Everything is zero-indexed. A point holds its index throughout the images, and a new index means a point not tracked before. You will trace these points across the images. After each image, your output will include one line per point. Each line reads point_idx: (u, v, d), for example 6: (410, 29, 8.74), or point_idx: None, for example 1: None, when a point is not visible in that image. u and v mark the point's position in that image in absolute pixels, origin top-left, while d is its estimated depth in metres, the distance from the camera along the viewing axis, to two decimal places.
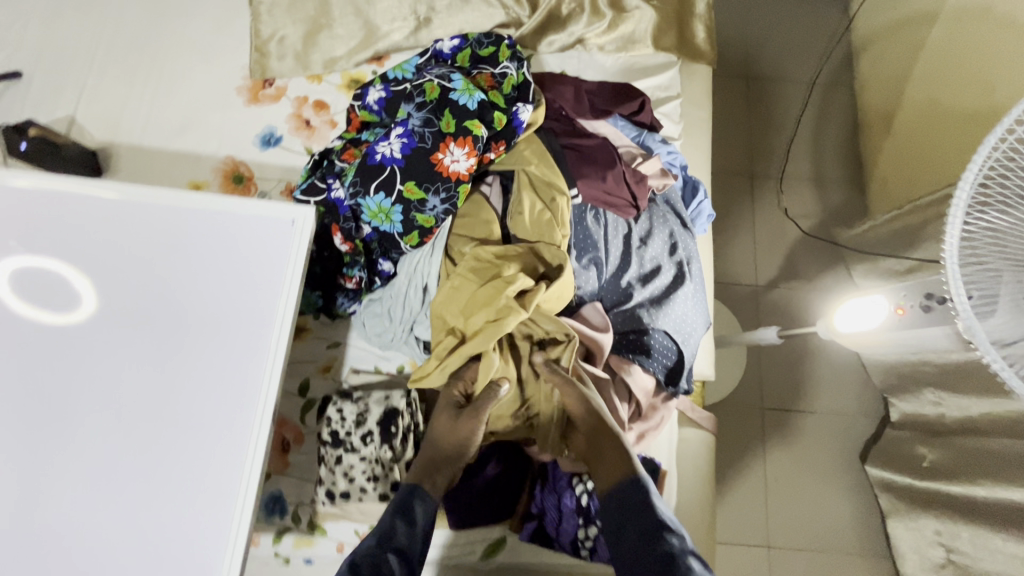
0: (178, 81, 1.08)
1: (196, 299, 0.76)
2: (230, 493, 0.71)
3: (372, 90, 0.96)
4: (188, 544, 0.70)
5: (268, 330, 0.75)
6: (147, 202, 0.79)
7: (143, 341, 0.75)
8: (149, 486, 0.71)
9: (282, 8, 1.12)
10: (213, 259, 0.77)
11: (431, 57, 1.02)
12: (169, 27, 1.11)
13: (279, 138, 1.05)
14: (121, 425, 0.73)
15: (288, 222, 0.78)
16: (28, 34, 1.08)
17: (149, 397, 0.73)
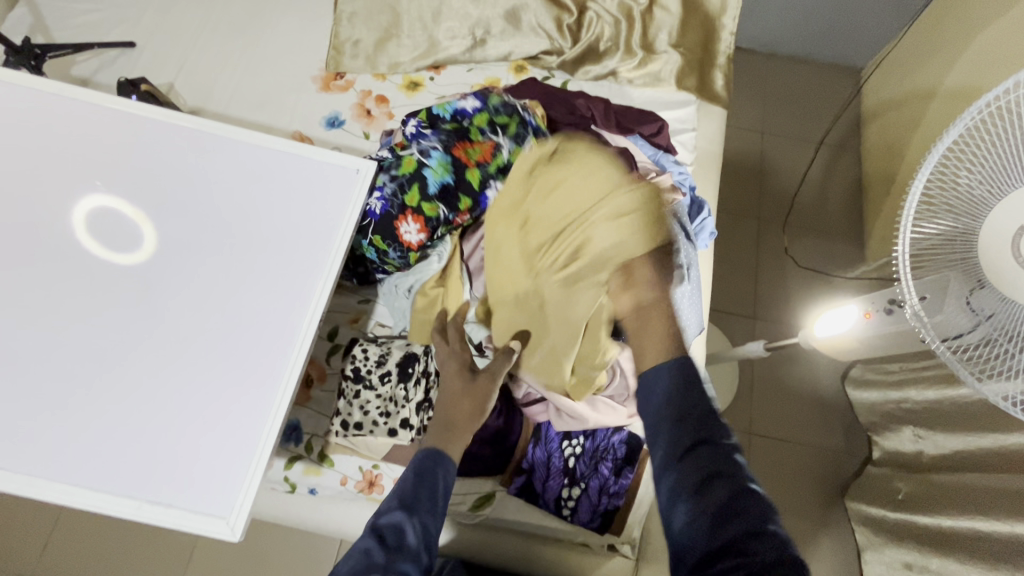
0: (264, 65, 1.25)
1: (267, 222, 0.88)
2: (272, 388, 0.80)
3: (410, 121, 1.01)
4: (227, 428, 0.77)
5: (324, 256, 0.87)
6: (234, 141, 0.93)
7: (219, 252, 0.86)
8: (202, 373, 0.80)
9: (361, 17, 1.30)
10: (285, 192, 0.90)
11: (452, 111, 1.04)
12: (263, 21, 1.30)
13: (342, 121, 1.21)
14: (184, 317, 0.83)
15: (354, 170, 0.91)
16: (147, 12, 1.27)
17: (211, 297, 0.84)
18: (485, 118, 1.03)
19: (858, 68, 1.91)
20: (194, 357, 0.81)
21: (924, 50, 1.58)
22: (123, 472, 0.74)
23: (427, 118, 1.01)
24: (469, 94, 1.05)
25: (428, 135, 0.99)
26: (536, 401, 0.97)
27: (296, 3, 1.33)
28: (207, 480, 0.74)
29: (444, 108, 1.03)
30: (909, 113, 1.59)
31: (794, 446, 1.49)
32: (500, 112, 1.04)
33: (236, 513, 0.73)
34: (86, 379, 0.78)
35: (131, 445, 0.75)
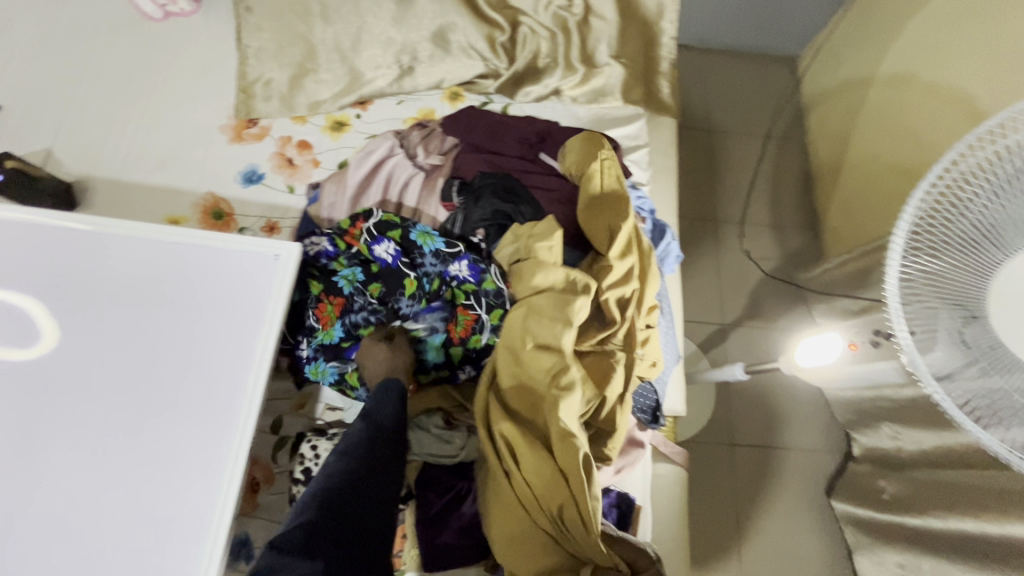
0: (161, 117, 1.09)
1: (175, 330, 0.75)
2: (202, 535, 0.68)
3: (384, 245, 0.86)
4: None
5: (248, 363, 0.74)
6: (126, 235, 0.79)
7: (120, 373, 0.73)
8: (118, 529, 0.67)
9: (270, 52, 1.16)
10: (194, 293, 0.76)
11: (447, 255, 0.87)
12: (155, 66, 1.13)
13: (261, 175, 1.07)
14: (83, 457, 0.70)
15: (273, 256, 0.78)
16: (11, 67, 1.09)
17: (116, 429, 0.71)
18: (474, 290, 0.86)
19: (793, 56, 1.91)
20: (107, 505, 0.68)
21: (858, 37, 1.57)
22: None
23: (407, 247, 0.87)
24: (459, 256, 0.87)
25: (428, 308, 0.87)
26: None
27: (191, 41, 1.17)
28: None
29: (430, 245, 0.87)
30: (849, 99, 1.59)
31: (777, 452, 1.47)
32: (494, 296, 0.86)
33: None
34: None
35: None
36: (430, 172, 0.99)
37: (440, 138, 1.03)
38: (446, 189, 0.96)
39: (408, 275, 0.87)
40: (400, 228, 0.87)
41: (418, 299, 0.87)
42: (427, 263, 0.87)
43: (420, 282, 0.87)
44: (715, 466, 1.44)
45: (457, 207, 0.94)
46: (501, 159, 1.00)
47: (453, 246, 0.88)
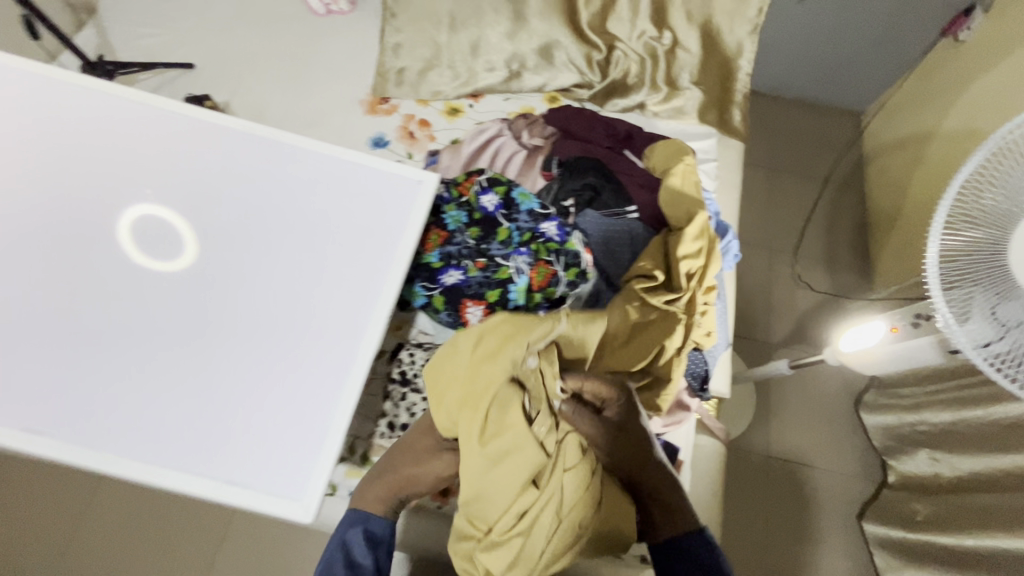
0: (314, 88, 1.33)
1: (336, 225, 0.94)
2: (337, 380, 0.85)
3: (491, 196, 0.96)
4: (298, 415, 0.83)
5: (389, 260, 0.92)
6: (307, 148, 0.99)
7: (292, 251, 0.93)
8: (276, 362, 0.86)
9: (407, 48, 1.40)
10: (354, 200, 0.96)
11: (541, 214, 0.97)
12: (314, 47, 1.38)
13: (387, 142, 1.28)
14: (259, 309, 0.89)
15: (416, 180, 0.97)
16: (206, 36, 1.36)
17: (286, 292, 0.90)
18: (557, 248, 0.97)
19: (858, 112, 2.04)
20: (274, 346, 0.87)
21: (922, 96, 1.69)
22: (205, 449, 0.79)
23: (507, 201, 0.96)
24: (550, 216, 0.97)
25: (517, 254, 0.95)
26: None
27: (344, 32, 1.42)
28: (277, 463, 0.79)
29: (526, 203, 0.97)
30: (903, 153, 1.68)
31: (811, 470, 1.51)
32: (572, 257, 0.97)
33: (302, 493, 0.78)
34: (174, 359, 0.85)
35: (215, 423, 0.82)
36: (531, 151, 1.16)
37: (542, 126, 1.20)
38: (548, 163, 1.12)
39: (504, 224, 0.95)
40: (508, 185, 0.97)
41: (507, 244, 0.95)
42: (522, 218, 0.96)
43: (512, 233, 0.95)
44: (749, 474, 1.50)
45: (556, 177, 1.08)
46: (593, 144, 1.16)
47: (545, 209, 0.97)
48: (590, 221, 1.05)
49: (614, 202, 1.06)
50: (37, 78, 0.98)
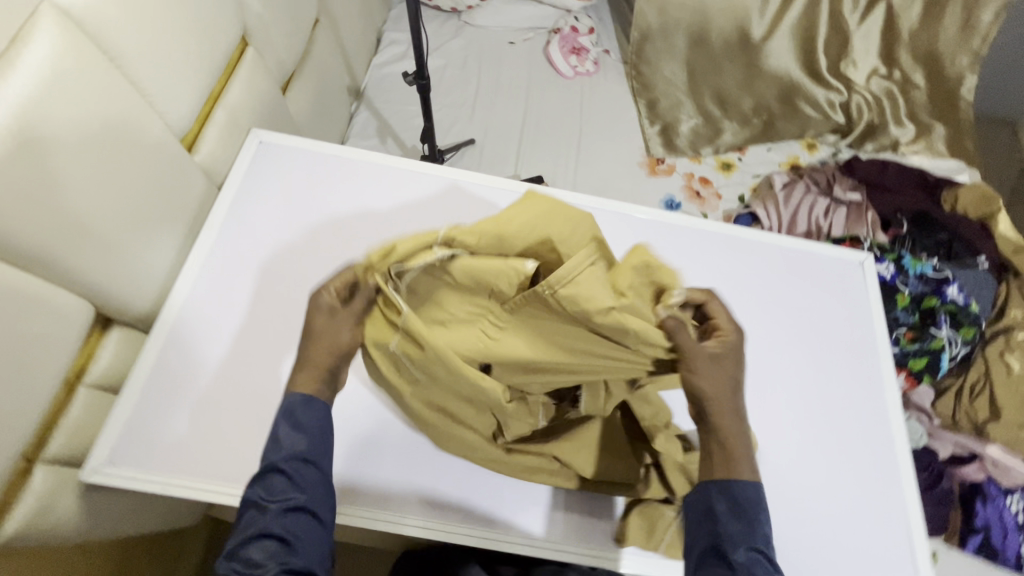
0: (594, 154, 1.34)
1: (793, 312, 0.85)
2: (894, 481, 0.75)
3: (887, 265, 0.99)
4: (867, 517, 0.73)
5: (873, 360, 0.83)
6: (710, 232, 0.90)
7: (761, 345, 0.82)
8: (833, 463, 0.75)
9: (662, 106, 1.43)
10: (794, 283, 0.87)
11: (939, 279, 0.99)
12: (576, 113, 1.40)
13: (679, 203, 1.29)
14: (756, 408, 0.77)
15: (856, 263, 0.89)
16: (476, 111, 1.37)
17: (772, 389, 0.79)
18: (963, 311, 0.97)
19: None
20: (793, 450, 0.75)
21: None
22: (793, 560, 0.69)
23: (900, 268, 1.00)
24: (949, 280, 0.98)
25: (937, 321, 0.95)
26: (964, 460, 1.02)
27: (598, 95, 1.44)
28: (864, 570, 0.70)
29: (919, 267, 1.00)
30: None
31: None
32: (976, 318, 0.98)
33: None
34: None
35: (787, 537, 0.70)
36: (853, 206, 1.18)
37: (847, 180, 1.23)
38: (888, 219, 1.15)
39: (904, 291, 0.98)
40: (893, 253, 1.02)
41: (913, 312, 0.96)
42: (922, 284, 0.99)
43: (911, 297, 0.98)
44: None
45: (904, 234, 1.13)
46: (910, 196, 1.19)
47: (939, 272, 0.99)
48: (965, 274, 1.06)
49: (966, 253, 1.10)
50: (437, 181, 0.87)
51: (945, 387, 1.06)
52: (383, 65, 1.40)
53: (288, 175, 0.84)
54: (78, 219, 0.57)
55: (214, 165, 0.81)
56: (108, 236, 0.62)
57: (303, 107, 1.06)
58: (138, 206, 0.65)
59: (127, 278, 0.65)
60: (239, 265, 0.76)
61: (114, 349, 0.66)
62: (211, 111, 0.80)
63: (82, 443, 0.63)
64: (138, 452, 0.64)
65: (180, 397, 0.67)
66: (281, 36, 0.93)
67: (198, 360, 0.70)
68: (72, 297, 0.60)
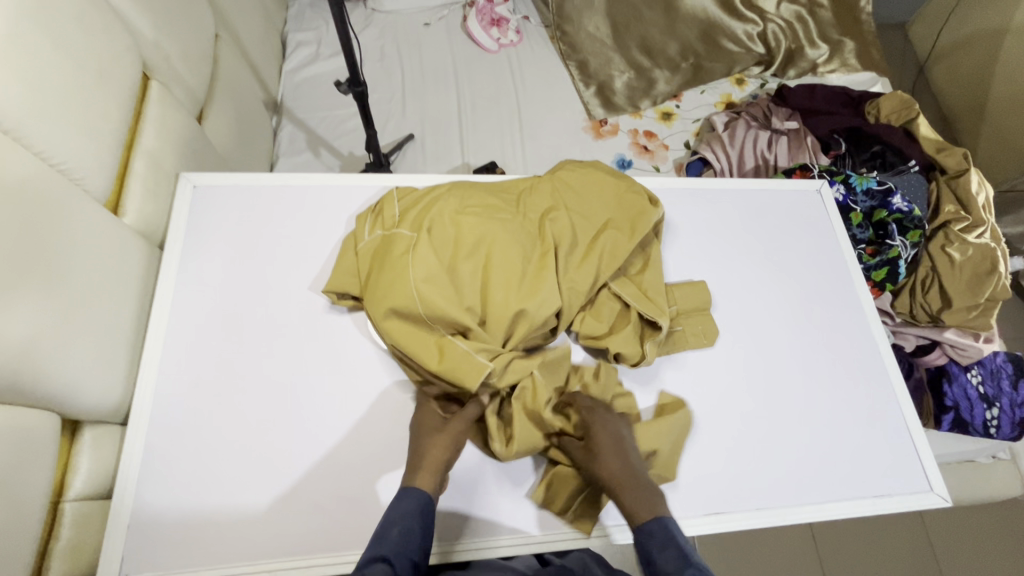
0: (537, 126, 1.31)
1: (768, 248, 0.86)
2: (890, 384, 0.79)
3: (839, 187, 1.04)
4: (872, 428, 0.76)
5: (847, 278, 0.86)
6: (680, 187, 0.89)
7: (746, 288, 0.83)
8: (838, 383, 0.78)
9: (593, 66, 1.41)
10: (764, 219, 0.88)
11: (884, 190, 1.05)
12: (511, 87, 1.36)
13: (630, 161, 1.29)
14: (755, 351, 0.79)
15: (813, 191, 0.92)
16: (408, 103, 1.30)
17: (764, 328, 0.80)
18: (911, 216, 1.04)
19: None
20: (794, 381, 0.77)
21: None
22: (816, 485, 0.72)
23: (849, 187, 1.05)
24: (894, 190, 1.04)
25: (890, 230, 1.02)
26: (926, 350, 1.13)
27: (528, 65, 1.40)
28: (878, 478, 0.73)
29: (865, 183, 1.05)
30: (980, 58, 1.60)
31: None
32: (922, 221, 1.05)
33: (912, 485, 0.73)
34: (751, 430, 0.73)
35: (815, 468, 0.72)
36: (792, 135, 1.23)
37: (782, 110, 1.28)
38: (827, 141, 1.22)
39: (856, 208, 1.04)
40: (841, 174, 1.07)
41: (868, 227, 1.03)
42: (870, 199, 1.04)
43: (863, 214, 1.04)
44: None
45: (843, 152, 1.21)
46: (840, 115, 1.25)
47: (883, 185, 1.05)
48: (901, 179, 1.14)
49: (898, 160, 1.17)
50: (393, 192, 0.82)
51: (900, 285, 1.14)
52: (295, 71, 1.30)
53: (234, 218, 0.77)
54: (13, 322, 0.50)
55: (147, 223, 0.72)
56: (48, 333, 0.54)
57: (225, 134, 0.96)
58: (75, 290, 0.58)
59: (85, 374, 0.58)
60: (206, 327, 0.70)
61: (91, 453, 0.59)
62: (129, 161, 0.70)
63: (86, 561, 0.57)
64: (152, 554, 0.59)
65: (182, 482, 0.62)
66: (185, 61, 0.83)
67: (188, 438, 0.64)
68: (30, 411, 0.52)
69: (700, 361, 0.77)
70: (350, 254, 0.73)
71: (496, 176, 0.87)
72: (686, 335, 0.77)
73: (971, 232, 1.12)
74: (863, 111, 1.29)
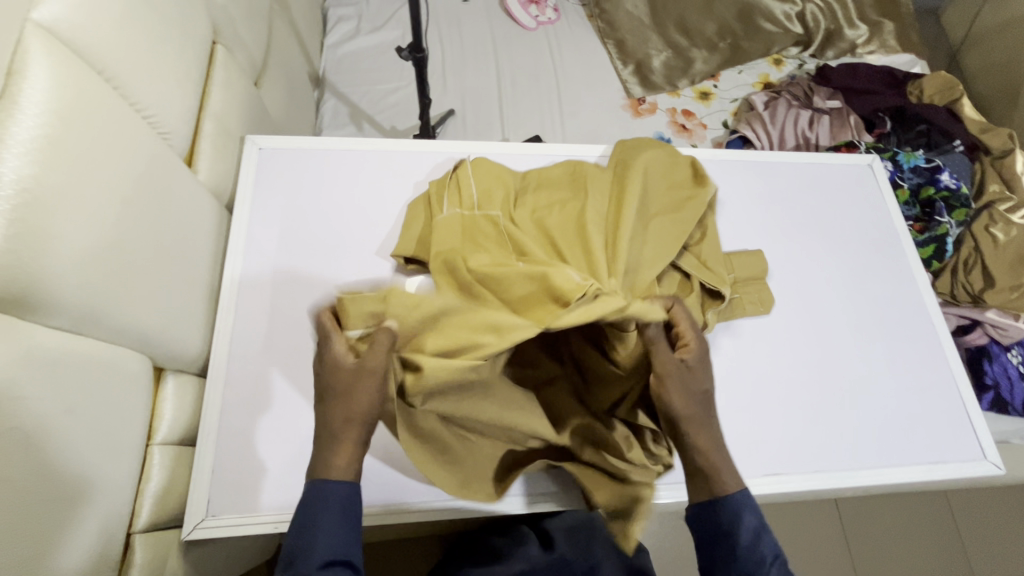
0: (576, 104, 1.31)
1: (822, 221, 0.86)
2: (944, 356, 0.79)
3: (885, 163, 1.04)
4: (925, 396, 0.77)
5: (900, 252, 0.86)
6: (732, 158, 0.89)
7: (799, 259, 0.83)
8: (892, 354, 0.79)
9: (631, 44, 1.40)
10: (816, 193, 0.88)
11: (931, 169, 1.05)
12: (549, 64, 1.36)
13: (669, 139, 1.29)
14: (810, 321, 0.79)
15: (865, 165, 0.92)
16: (447, 79, 1.30)
17: (817, 299, 0.81)
18: (959, 194, 1.03)
19: None
20: (849, 351, 0.78)
21: None
22: (871, 451, 0.72)
23: (897, 165, 1.05)
24: (941, 168, 1.04)
25: (939, 208, 1.02)
26: (967, 329, 1.13)
27: (565, 43, 1.40)
28: (933, 446, 0.74)
29: (912, 161, 1.05)
30: (1019, 42, 1.58)
31: None
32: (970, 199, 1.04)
33: (967, 453, 0.74)
34: (806, 397, 0.74)
35: (870, 435, 0.73)
36: (833, 115, 1.22)
37: (824, 89, 1.27)
38: (870, 120, 1.22)
39: (903, 186, 1.04)
40: (888, 152, 1.07)
41: (915, 204, 1.03)
42: (919, 177, 1.04)
43: (910, 191, 1.04)
44: None
45: (887, 131, 1.20)
46: (883, 94, 1.24)
47: (930, 163, 1.05)
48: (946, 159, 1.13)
49: (943, 140, 1.16)
50: (450, 159, 0.83)
51: (942, 266, 1.14)
52: (336, 45, 1.30)
53: (299, 182, 0.78)
54: (112, 265, 0.51)
55: (216, 182, 0.73)
56: (140, 278, 0.55)
57: (278, 104, 0.98)
58: (159, 240, 0.59)
59: (168, 322, 0.60)
60: (276, 285, 0.72)
61: (176, 402, 0.61)
62: (200, 121, 0.71)
63: (172, 502, 0.59)
64: (234, 499, 0.61)
65: (257, 433, 0.64)
66: (246, 28, 0.84)
67: (261, 390, 0.66)
68: (124, 352, 0.54)
69: (755, 330, 0.77)
70: (420, 221, 0.74)
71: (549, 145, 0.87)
72: (743, 304, 0.77)
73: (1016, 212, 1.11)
74: (906, 91, 1.29)
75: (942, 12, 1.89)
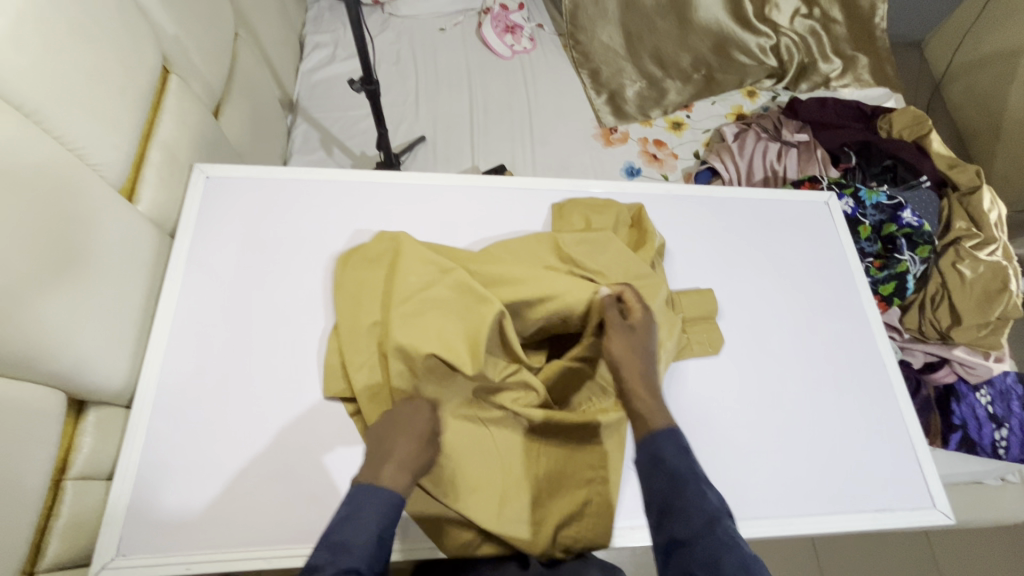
0: (549, 133, 1.32)
1: (773, 258, 0.86)
2: (894, 398, 0.78)
3: (847, 199, 1.04)
4: (873, 441, 0.75)
5: (853, 291, 0.85)
6: (686, 193, 0.89)
7: (749, 296, 0.82)
8: (841, 394, 0.77)
9: (604, 75, 1.42)
10: (769, 230, 0.88)
11: (893, 206, 1.05)
12: (522, 93, 1.37)
13: (639, 169, 1.30)
14: (756, 359, 0.78)
15: (822, 202, 0.92)
16: (420, 106, 1.32)
17: (764, 338, 0.80)
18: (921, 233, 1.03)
19: None
20: (794, 392, 0.77)
21: None
22: (813, 497, 0.70)
23: (859, 201, 1.05)
24: (903, 206, 1.04)
25: (900, 246, 1.01)
26: (935, 367, 1.11)
27: (540, 72, 1.42)
28: (880, 493, 0.72)
29: (875, 198, 1.05)
30: (996, 78, 1.59)
31: None
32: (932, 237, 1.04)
33: (914, 501, 0.72)
34: (750, 438, 0.73)
35: (812, 479, 0.72)
36: (801, 148, 1.23)
37: (793, 122, 1.28)
38: (837, 154, 1.23)
39: (863, 222, 1.04)
40: (851, 187, 1.07)
41: (876, 240, 1.03)
42: (880, 214, 1.04)
43: (872, 227, 1.04)
44: None
45: (853, 166, 1.21)
46: (851, 128, 1.25)
47: (893, 200, 1.05)
48: (912, 195, 1.13)
49: (909, 175, 1.17)
50: (401, 190, 0.83)
51: (909, 302, 1.13)
52: (312, 72, 1.32)
53: (245, 211, 0.78)
54: (24, 299, 0.51)
55: (159, 211, 0.74)
56: (61, 309, 0.55)
57: (240, 130, 0.98)
58: (86, 272, 0.59)
59: (93, 354, 0.60)
60: (212, 315, 0.71)
61: (96, 434, 0.61)
62: (145, 150, 0.72)
63: (83, 540, 0.58)
64: (148, 536, 0.60)
65: (178, 466, 0.63)
66: (203, 57, 0.85)
67: (185, 423, 0.65)
68: (37, 386, 0.54)
69: (702, 369, 0.76)
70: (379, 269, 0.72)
71: (501, 176, 0.87)
72: (691, 343, 0.76)
73: (984, 247, 1.10)
74: (876, 125, 1.29)
75: (924, 45, 1.90)
